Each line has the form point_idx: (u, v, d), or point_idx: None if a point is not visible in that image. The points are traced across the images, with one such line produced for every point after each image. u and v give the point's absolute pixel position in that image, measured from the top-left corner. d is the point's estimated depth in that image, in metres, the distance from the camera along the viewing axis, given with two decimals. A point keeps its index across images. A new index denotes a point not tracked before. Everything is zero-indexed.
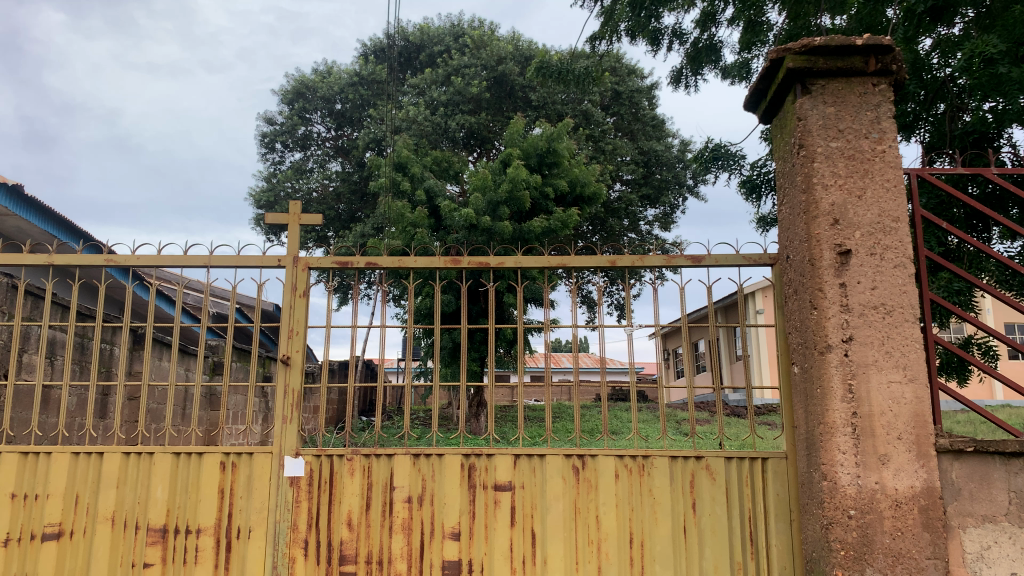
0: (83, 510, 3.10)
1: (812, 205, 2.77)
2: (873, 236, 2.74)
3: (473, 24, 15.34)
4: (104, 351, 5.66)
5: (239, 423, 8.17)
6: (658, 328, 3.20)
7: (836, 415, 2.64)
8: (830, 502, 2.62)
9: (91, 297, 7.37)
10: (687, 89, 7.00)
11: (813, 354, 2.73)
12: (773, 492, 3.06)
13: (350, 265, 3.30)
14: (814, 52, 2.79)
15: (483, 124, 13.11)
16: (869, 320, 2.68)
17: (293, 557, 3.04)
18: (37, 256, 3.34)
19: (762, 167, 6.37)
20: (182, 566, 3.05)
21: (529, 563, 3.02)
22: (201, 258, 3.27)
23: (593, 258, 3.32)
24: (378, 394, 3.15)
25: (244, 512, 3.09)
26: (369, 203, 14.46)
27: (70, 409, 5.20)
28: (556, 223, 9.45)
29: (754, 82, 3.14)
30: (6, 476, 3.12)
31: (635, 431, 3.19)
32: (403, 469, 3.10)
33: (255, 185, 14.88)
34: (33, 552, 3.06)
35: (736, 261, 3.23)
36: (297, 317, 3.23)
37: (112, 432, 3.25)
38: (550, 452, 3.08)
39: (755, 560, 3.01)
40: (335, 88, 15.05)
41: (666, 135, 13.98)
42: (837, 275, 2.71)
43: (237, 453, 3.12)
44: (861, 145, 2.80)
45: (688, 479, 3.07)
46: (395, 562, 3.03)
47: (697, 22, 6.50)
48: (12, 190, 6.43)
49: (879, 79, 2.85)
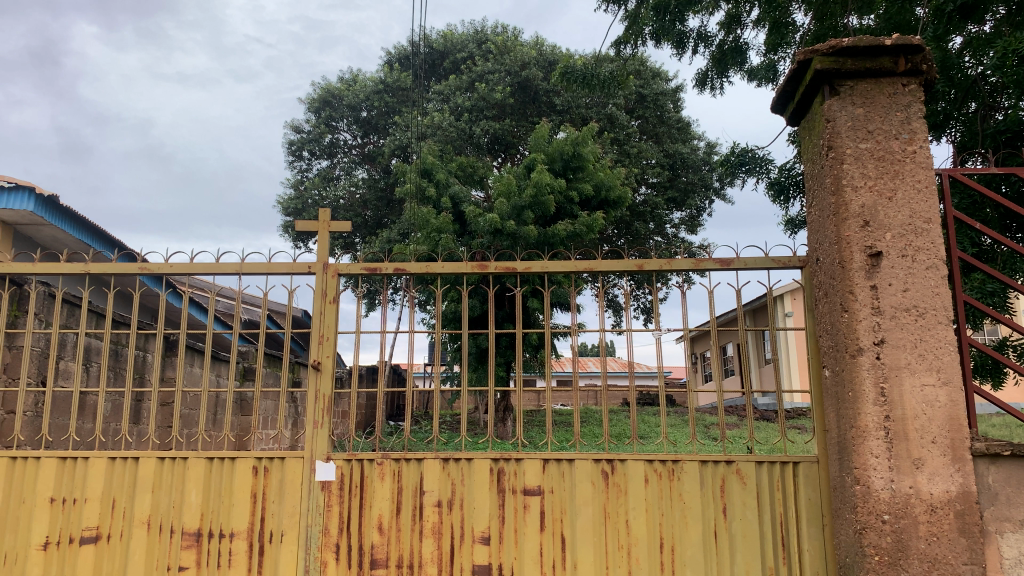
0: (120, 515, 3.16)
1: (842, 207, 2.76)
2: (905, 238, 2.71)
3: (497, 30, 15.41)
4: (137, 358, 5.78)
5: (269, 428, 8.29)
6: (687, 332, 3.17)
7: (868, 419, 2.62)
8: (862, 506, 2.60)
9: (124, 305, 7.53)
10: (713, 92, 6.96)
11: (844, 358, 2.72)
12: (804, 496, 3.03)
13: (378, 272, 3.32)
14: (841, 53, 2.78)
15: (507, 129, 13.13)
16: (901, 322, 2.65)
17: (325, 561, 3.06)
18: (74, 266, 3.39)
19: (791, 169, 6.31)
20: (216, 569, 3.09)
21: (559, 566, 3.02)
22: (233, 266, 3.32)
23: (620, 261, 3.32)
24: (405, 398, 3.10)
25: (277, 515, 3.12)
26: (396, 209, 14.56)
27: (104, 415, 5.41)
28: (581, 227, 9.44)
29: (782, 84, 3.13)
30: (47, 481, 3.19)
31: (664, 436, 3.18)
32: (432, 474, 3.12)
33: (283, 193, 15.07)
34: (72, 556, 3.13)
35: (764, 264, 3.21)
36: (328, 323, 3.26)
37: (148, 437, 3.29)
38: (579, 457, 3.08)
39: (788, 563, 2.99)
40: (360, 96, 15.17)
41: (691, 138, 13.93)
42: (868, 277, 2.69)
43: (269, 458, 3.16)
44: (890, 146, 2.77)
45: (719, 483, 3.05)
46: (425, 566, 3.05)
47: (722, 24, 6.48)
48: (48, 201, 6.60)
49: (909, 79, 2.82)
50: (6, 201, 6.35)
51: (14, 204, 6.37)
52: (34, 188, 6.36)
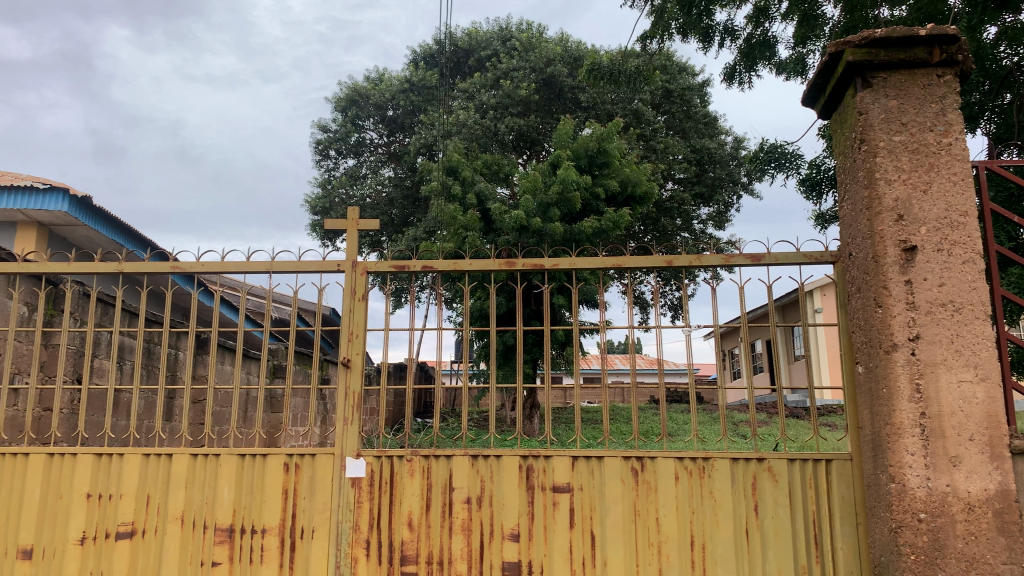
0: (154, 510, 3.20)
1: (875, 201, 2.71)
2: (940, 232, 2.66)
3: (521, 27, 15.38)
4: (169, 356, 5.87)
5: (299, 424, 8.38)
6: (716, 328, 3.13)
7: (903, 415, 2.57)
8: (898, 505, 2.57)
9: (155, 304, 7.63)
10: (741, 86, 6.88)
11: (878, 354, 2.68)
12: (837, 493, 2.98)
13: (405, 270, 3.33)
14: (874, 44, 2.74)
15: (533, 126, 13.11)
16: (937, 318, 2.60)
17: (355, 557, 3.08)
18: (107, 265, 3.42)
19: (822, 165, 6.22)
20: (248, 565, 3.12)
21: (589, 564, 3.02)
22: (264, 263, 3.35)
23: (649, 257, 3.27)
24: (434, 396, 3.10)
25: (308, 512, 3.15)
26: (422, 207, 14.60)
27: (138, 412, 5.52)
28: (608, 224, 9.39)
29: (812, 77, 3.08)
30: (84, 477, 3.25)
31: (694, 433, 3.16)
32: (461, 471, 3.12)
33: (311, 193, 15.21)
34: (108, 551, 3.18)
35: (796, 259, 3.17)
36: (357, 320, 3.28)
37: (181, 434, 3.32)
38: (608, 454, 3.07)
39: (821, 562, 2.95)
40: (386, 95, 15.24)
41: (719, 132, 13.80)
42: (903, 272, 2.64)
43: (300, 454, 3.18)
44: (925, 138, 2.72)
45: (751, 482, 3.02)
46: (455, 563, 3.06)
47: (750, 18, 6.40)
48: (82, 202, 6.73)
49: (944, 70, 2.77)
50: (40, 202, 6.49)
51: (49, 205, 6.50)
52: (67, 189, 6.49)
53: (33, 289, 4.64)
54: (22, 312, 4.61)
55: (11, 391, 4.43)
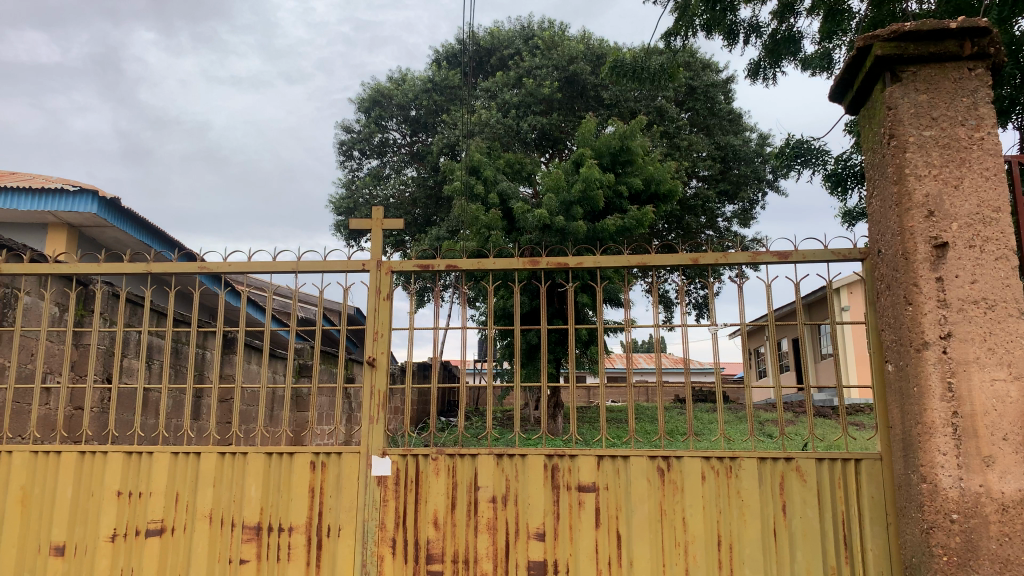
0: (183, 508, 3.24)
1: (905, 196, 2.67)
2: (972, 228, 2.61)
3: (544, 25, 15.35)
4: (197, 356, 5.94)
5: (324, 423, 8.44)
6: (743, 327, 3.10)
7: (935, 415, 2.53)
8: (930, 505, 2.53)
9: (182, 303, 7.72)
10: (766, 82, 6.81)
11: (908, 352, 2.64)
12: (867, 494, 2.94)
13: (429, 269, 3.33)
14: (903, 38, 2.70)
15: (555, 125, 13.08)
16: (969, 315, 2.55)
17: (381, 556, 3.09)
18: (136, 265, 3.45)
19: (847, 160, 6.14)
20: (276, 563, 3.15)
21: (615, 564, 3.00)
22: (290, 263, 3.37)
23: (674, 254, 3.24)
24: (460, 395, 3.10)
25: (334, 510, 3.17)
26: (445, 207, 14.63)
27: (166, 412, 5.60)
28: (631, 222, 9.35)
29: (839, 72, 3.04)
30: (114, 475, 3.29)
31: (721, 432, 3.13)
32: (487, 469, 3.12)
33: (335, 193, 15.31)
34: (138, 547, 3.21)
35: (823, 256, 3.13)
36: (382, 320, 3.29)
37: (208, 432, 3.36)
38: (634, 453, 3.05)
39: (850, 563, 2.91)
40: (409, 95, 15.30)
41: (744, 129, 13.71)
42: (934, 269, 2.60)
43: (327, 453, 3.20)
44: (956, 133, 2.68)
45: (779, 482, 2.99)
46: (480, 562, 3.06)
47: (775, 13, 6.34)
48: (110, 204, 6.82)
49: (975, 63, 2.72)
50: (70, 204, 6.59)
51: (79, 207, 6.60)
52: (96, 191, 6.59)
53: (64, 290, 4.74)
54: (54, 313, 4.70)
55: (44, 390, 4.52)
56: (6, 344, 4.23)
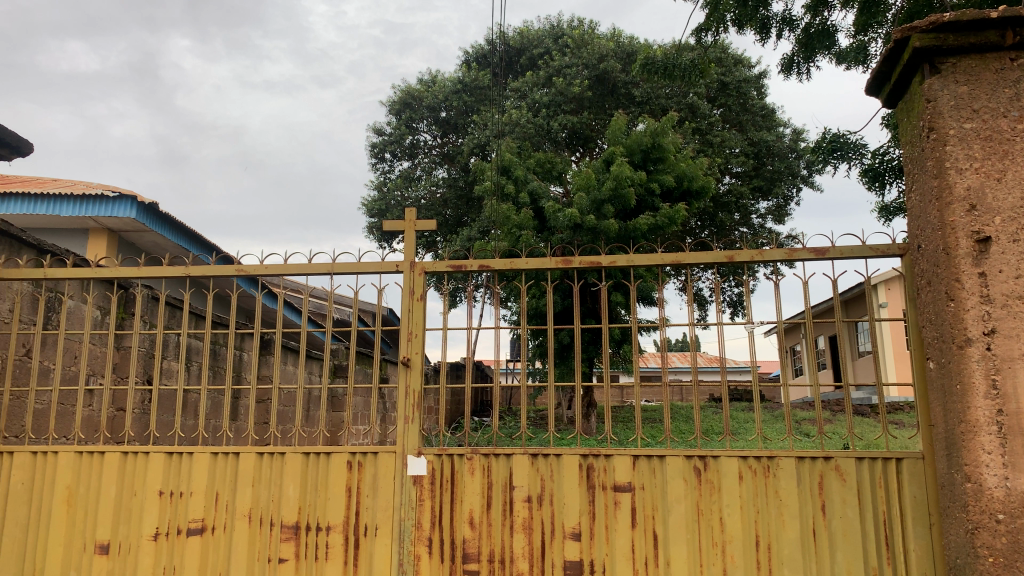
0: (223, 508, 3.29)
1: (945, 190, 2.62)
2: (1016, 221, 2.55)
3: (573, 24, 15.28)
4: (235, 356, 6.04)
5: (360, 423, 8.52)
6: (779, 323, 3.05)
7: (979, 413, 2.48)
8: (975, 505, 2.48)
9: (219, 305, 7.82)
10: (799, 77, 6.73)
11: (950, 349, 2.59)
12: (909, 494, 2.89)
13: (462, 269, 3.35)
14: (942, 29, 2.64)
15: (585, 123, 13.05)
16: (1014, 311, 2.50)
17: (418, 555, 3.12)
18: (175, 269, 3.50)
19: (885, 155, 6.04)
20: (314, 562, 3.18)
21: (651, 564, 2.99)
22: (325, 266, 3.41)
23: (708, 252, 3.21)
24: (493, 396, 3.11)
25: (371, 509, 3.19)
26: (475, 207, 14.69)
27: (204, 412, 5.70)
28: (663, 219, 9.27)
29: (876, 65, 2.99)
30: (156, 475, 3.35)
31: (758, 431, 3.10)
32: (522, 470, 3.12)
33: (367, 195, 15.42)
34: (180, 546, 3.27)
35: (862, 252, 3.09)
36: (416, 320, 3.31)
37: (247, 433, 3.40)
38: (670, 453, 3.03)
39: (892, 564, 2.87)
40: (439, 97, 15.33)
41: (777, 125, 13.54)
42: (976, 264, 2.55)
43: (363, 453, 3.22)
44: (998, 124, 2.62)
45: (818, 481, 2.95)
46: (516, 561, 3.07)
47: (808, 7, 6.24)
48: (149, 209, 6.95)
49: (1018, 53, 2.66)
50: (110, 210, 6.73)
51: (119, 212, 6.75)
52: (135, 197, 6.71)
53: (105, 294, 4.84)
54: (96, 316, 4.83)
55: (87, 391, 4.66)
56: (51, 347, 4.35)
